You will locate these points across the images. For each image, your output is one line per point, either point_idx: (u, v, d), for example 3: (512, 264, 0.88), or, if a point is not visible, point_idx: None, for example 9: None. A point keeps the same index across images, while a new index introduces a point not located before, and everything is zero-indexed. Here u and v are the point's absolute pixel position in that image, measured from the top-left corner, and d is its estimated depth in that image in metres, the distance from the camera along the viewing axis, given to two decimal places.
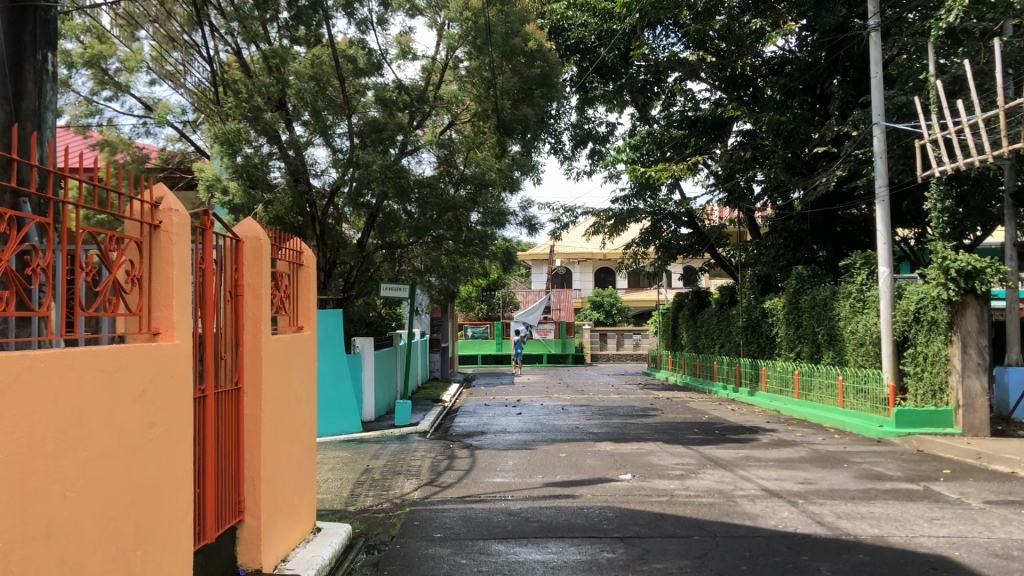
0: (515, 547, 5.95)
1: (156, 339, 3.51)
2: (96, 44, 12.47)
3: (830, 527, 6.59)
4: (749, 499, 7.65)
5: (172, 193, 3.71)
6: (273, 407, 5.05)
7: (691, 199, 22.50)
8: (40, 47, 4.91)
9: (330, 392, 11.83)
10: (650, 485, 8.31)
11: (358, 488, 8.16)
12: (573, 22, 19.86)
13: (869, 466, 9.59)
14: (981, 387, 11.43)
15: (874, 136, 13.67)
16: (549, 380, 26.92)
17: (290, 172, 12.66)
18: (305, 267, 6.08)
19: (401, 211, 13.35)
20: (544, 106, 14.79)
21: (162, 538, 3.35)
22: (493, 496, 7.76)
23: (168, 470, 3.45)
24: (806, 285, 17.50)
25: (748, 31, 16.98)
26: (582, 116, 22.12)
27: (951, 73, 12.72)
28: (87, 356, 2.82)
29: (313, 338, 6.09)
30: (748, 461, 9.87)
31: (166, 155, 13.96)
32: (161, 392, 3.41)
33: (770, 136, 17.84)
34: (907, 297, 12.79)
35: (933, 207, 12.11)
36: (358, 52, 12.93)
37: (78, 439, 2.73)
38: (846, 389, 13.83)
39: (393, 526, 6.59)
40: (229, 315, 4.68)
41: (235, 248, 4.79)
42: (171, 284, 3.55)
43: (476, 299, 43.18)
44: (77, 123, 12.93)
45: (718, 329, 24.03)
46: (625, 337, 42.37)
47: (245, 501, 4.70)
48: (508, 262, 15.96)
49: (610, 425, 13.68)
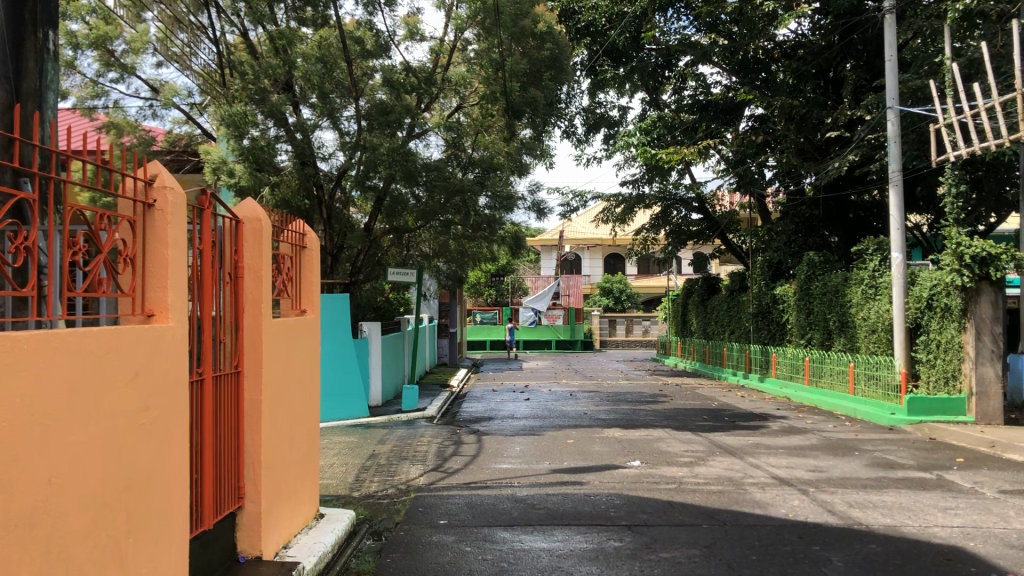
0: (521, 534, 5.87)
1: (151, 321, 3.44)
2: (101, 25, 12.27)
3: (841, 516, 6.48)
4: (759, 487, 7.54)
5: (166, 169, 3.59)
6: (274, 391, 4.98)
7: (702, 183, 22.21)
8: (40, 25, 4.70)
9: (336, 377, 11.78)
10: (659, 472, 8.21)
11: (364, 474, 8.11)
12: (584, 4, 19.60)
13: (881, 454, 9.45)
14: (995, 375, 11.24)
15: (888, 120, 13.38)
16: (558, 366, 26.84)
17: (296, 155, 12.48)
18: (308, 249, 5.99)
19: (409, 194, 13.20)
20: (554, 89, 14.51)
21: (156, 526, 3.28)
22: (499, 483, 7.68)
23: (162, 456, 3.37)
24: (817, 271, 17.26)
25: (760, 14, 16.30)
26: (594, 100, 21.92)
27: (967, 57, 12.48)
28: (74, 337, 2.72)
29: (316, 321, 6.01)
30: (758, 449, 9.76)
31: (173, 138, 13.88)
32: (155, 377, 3.32)
33: (781, 121, 17.35)
34: (920, 284, 12.58)
35: (948, 192, 11.86)
36: (366, 33, 12.68)
37: (66, 424, 2.66)
38: (857, 377, 13.68)
39: (397, 513, 6.53)
40: (229, 297, 4.60)
41: (235, 230, 4.70)
42: (165, 263, 3.45)
43: (485, 285, 43.24)
44: (83, 105, 12.80)
45: (728, 316, 23.84)
46: (635, 324, 42.02)
47: (245, 487, 4.64)
48: (516, 246, 15.91)
49: (619, 412, 13.58)
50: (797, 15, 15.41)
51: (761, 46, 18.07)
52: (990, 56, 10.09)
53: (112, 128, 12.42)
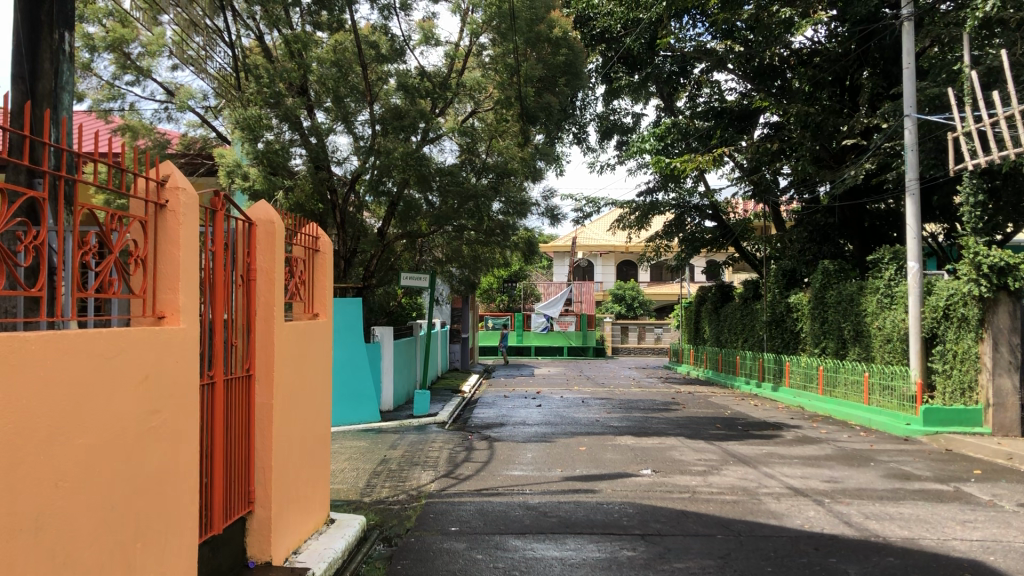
0: (533, 543, 5.80)
1: (161, 323, 3.42)
2: (119, 28, 12.39)
3: (858, 528, 6.36)
4: (774, 498, 7.42)
5: (178, 169, 3.58)
6: (286, 394, 4.95)
7: (716, 190, 22.00)
8: (58, 26, 4.64)
9: (346, 381, 11.73)
10: (672, 481, 8.11)
11: (374, 479, 8.07)
12: (598, 11, 19.50)
13: (897, 465, 9.30)
14: (1012, 386, 10.99)
15: (905, 128, 13.23)
16: (570, 372, 26.93)
17: (311, 160, 12.49)
18: (321, 253, 5.96)
19: (423, 200, 13.32)
20: (568, 94, 14.48)
21: (165, 528, 3.25)
22: (511, 490, 7.63)
23: (172, 460, 3.34)
24: (832, 280, 17.10)
25: (776, 21, 16.03)
26: (608, 107, 21.80)
27: (985, 65, 12.29)
28: (84, 340, 2.70)
29: (328, 325, 5.98)
30: (771, 458, 9.64)
31: (188, 141, 14.00)
32: (166, 379, 3.30)
33: (798, 128, 17.21)
34: (937, 293, 12.40)
35: (965, 201, 11.74)
36: (381, 38, 12.71)
37: (73, 427, 2.62)
38: (872, 387, 13.48)
39: (409, 519, 6.49)
40: (241, 300, 4.58)
41: (248, 232, 4.69)
42: (177, 266, 3.43)
43: (498, 291, 43.42)
44: (99, 108, 12.89)
45: (742, 323, 23.65)
46: (647, 330, 41.93)
47: (256, 492, 4.62)
48: (528, 251, 15.89)
49: (631, 419, 13.46)
50: (814, 22, 15.27)
51: (778, 53, 17.57)
52: (1009, 64, 9.83)
53: (127, 131, 12.54)
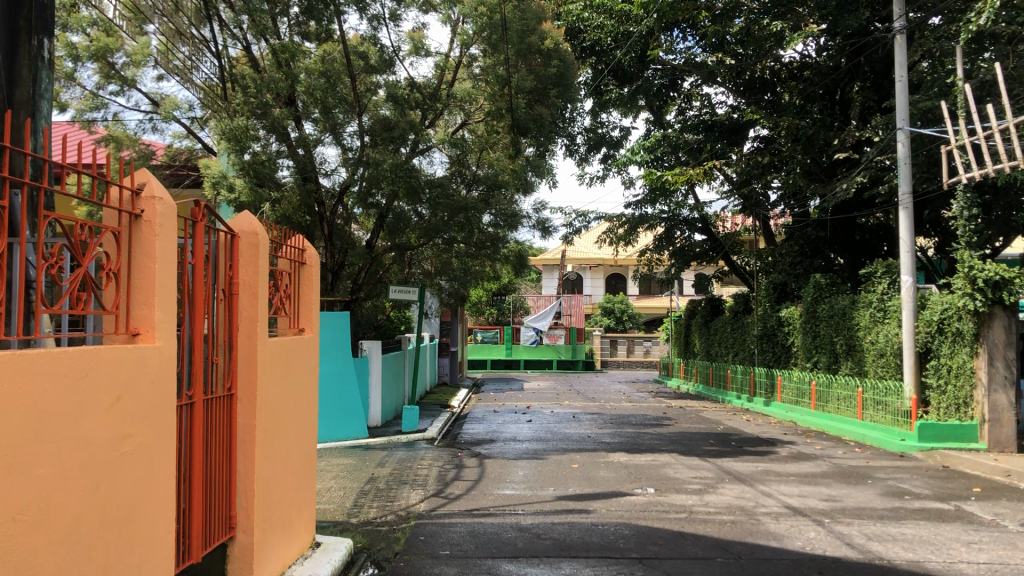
0: (526, 567, 5.57)
1: (135, 341, 3.20)
2: (102, 37, 12.14)
3: (861, 550, 6.18)
4: (773, 518, 7.24)
5: (155, 179, 3.38)
6: (270, 412, 4.73)
7: (706, 203, 21.94)
8: (35, 33, 4.43)
9: (334, 396, 11.47)
10: (668, 501, 7.91)
11: (362, 499, 7.82)
12: (590, 23, 19.42)
13: (895, 483, 9.15)
14: (1008, 402, 10.90)
15: (898, 141, 13.15)
16: (560, 387, 26.69)
17: (298, 171, 12.27)
18: (307, 266, 5.75)
19: (412, 211, 13.07)
20: (560, 106, 14.32)
21: (137, 561, 3.02)
22: (503, 510, 7.39)
23: (147, 485, 3.13)
24: (824, 294, 16.98)
25: (766, 34, 16.17)
26: (596, 120, 21.69)
27: (978, 78, 12.26)
28: (46, 360, 2.48)
29: (314, 340, 5.78)
30: (768, 475, 9.45)
31: (173, 152, 13.81)
32: (139, 402, 3.08)
33: (789, 141, 17.08)
34: (930, 307, 12.22)
35: (959, 215, 11.68)
36: (370, 48, 12.55)
37: (35, 453, 2.40)
38: (866, 402, 13.38)
39: (397, 542, 6.24)
40: (222, 315, 4.36)
41: (230, 243, 4.49)
42: (153, 279, 3.22)
43: (487, 304, 43.33)
44: (82, 118, 12.65)
45: (732, 337, 23.58)
46: (635, 345, 42.11)
47: (238, 517, 4.39)
48: (519, 264, 15.76)
49: (624, 435, 13.23)
50: (806, 35, 15.25)
51: (768, 66, 17.94)
52: (1002, 78, 9.57)
53: (111, 141, 12.30)
